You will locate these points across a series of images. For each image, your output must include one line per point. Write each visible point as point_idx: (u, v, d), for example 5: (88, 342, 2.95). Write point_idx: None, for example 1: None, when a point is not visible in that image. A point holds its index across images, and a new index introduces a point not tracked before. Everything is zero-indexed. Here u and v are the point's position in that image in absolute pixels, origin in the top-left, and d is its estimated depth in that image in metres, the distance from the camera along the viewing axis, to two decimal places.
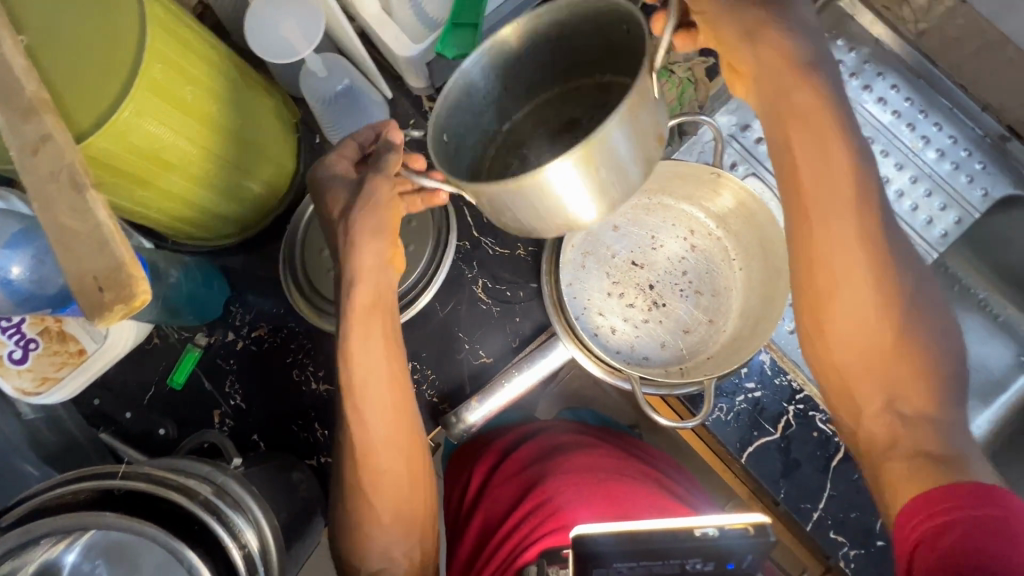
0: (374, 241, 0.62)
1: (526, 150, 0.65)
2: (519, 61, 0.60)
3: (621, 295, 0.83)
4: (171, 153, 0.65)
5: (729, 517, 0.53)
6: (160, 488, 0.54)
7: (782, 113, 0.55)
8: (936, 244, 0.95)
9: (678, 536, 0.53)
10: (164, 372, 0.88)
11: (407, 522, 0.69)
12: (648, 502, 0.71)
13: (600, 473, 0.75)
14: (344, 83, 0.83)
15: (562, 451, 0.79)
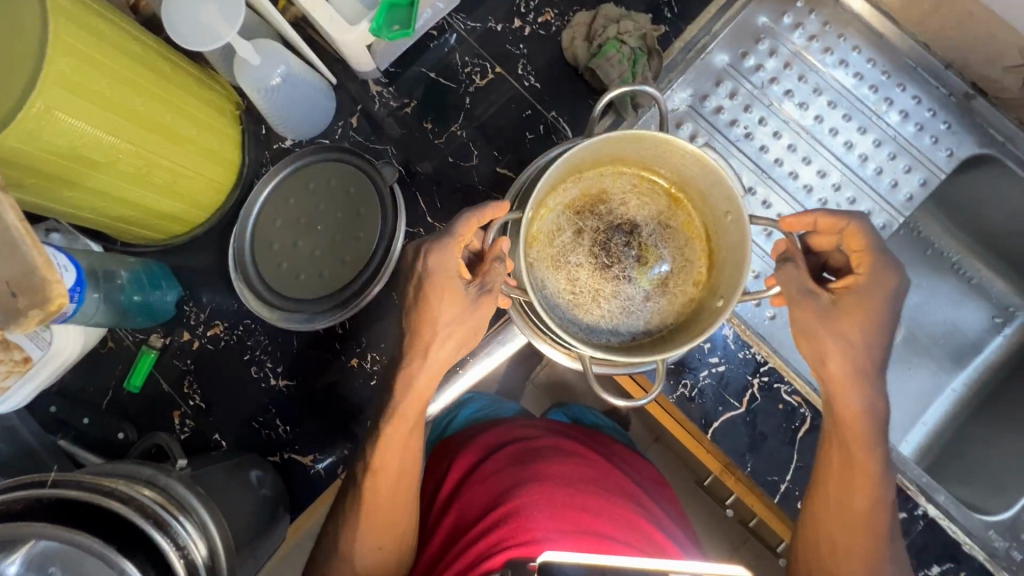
0: (424, 315, 0.67)
1: (582, 222, 0.78)
2: (625, 152, 0.71)
3: (574, 290, 0.77)
4: (95, 152, 0.64)
5: (708, 565, 0.58)
6: (95, 496, 0.52)
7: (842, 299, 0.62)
8: (901, 208, 0.93)
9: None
10: (121, 375, 0.87)
11: (382, 534, 0.70)
12: (620, 518, 0.72)
13: (576, 483, 0.75)
14: (280, 70, 0.78)
15: (541, 456, 0.79)
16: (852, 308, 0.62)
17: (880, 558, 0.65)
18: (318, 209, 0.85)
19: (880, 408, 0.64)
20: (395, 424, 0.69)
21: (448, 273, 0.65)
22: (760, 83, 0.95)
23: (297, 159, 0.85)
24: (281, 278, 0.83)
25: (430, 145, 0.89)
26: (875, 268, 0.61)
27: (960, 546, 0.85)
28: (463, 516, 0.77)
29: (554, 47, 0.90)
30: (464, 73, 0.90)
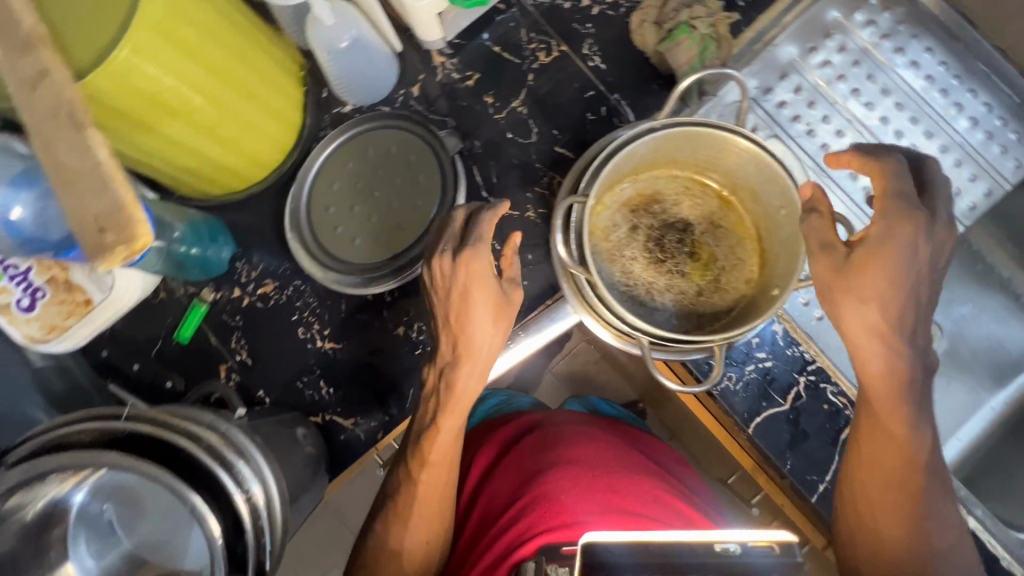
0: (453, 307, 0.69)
1: (638, 220, 0.78)
2: (684, 148, 0.73)
3: (628, 284, 0.76)
4: (174, 99, 0.64)
5: (754, 535, 0.55)
6: (165, 432, 0.54)
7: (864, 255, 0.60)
8: (963, 217, 0.92)
9: (697, 552, 0.54)
10: (170, 326, 0.88)
11: (428, 519, 0.75)
12: (647, 496, 0.76)
13: (601, 465, 0.79)
14: (352, 33, 0.78)
15: (565, 440, 0.83)
16: (870, 258, 0.60)
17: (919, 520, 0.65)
18: (375, 175, 0.86)
19: (902, 372, 0.63)
20: (445, 421, 0.73)
21: (477, 277, 0.68)
22: (826, 80, 0.93)
23: (362, 122, 0.86)
24: (337, 240, 0.84)
25: (489, 119, 0.89)
26: (889, 215, 0.60)
27: (997, 560, 0.82)
28: (495, 501, 0.81)
29: (622, 28, 0.88)
30: (528, 48, 0.89)
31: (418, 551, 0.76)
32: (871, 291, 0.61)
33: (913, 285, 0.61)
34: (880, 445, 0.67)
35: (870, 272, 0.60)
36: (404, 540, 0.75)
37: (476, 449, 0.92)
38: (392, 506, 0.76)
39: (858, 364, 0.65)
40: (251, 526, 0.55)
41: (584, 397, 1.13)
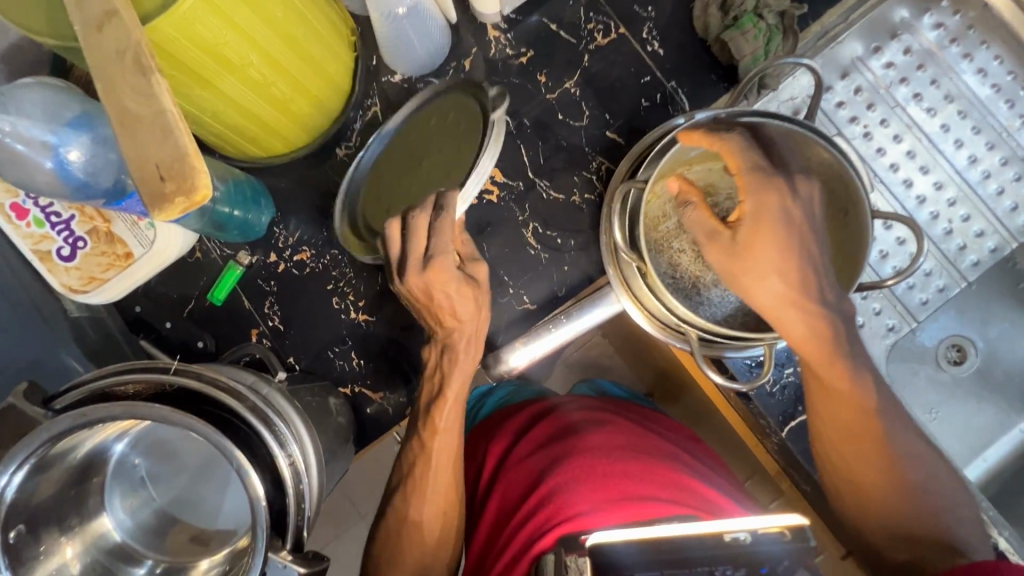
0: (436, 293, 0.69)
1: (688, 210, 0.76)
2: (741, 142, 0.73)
3: (675, 277, 0.74)
4: (235, 53, 0.63)
5: (764, 521, 0.52)
6: (210, 389, 0.54)
7: (752, 236, 0.61)
8: (1018, 233, 0.89)
9: (706, 543, 0.51)
10: (204, 287, 0.87)
11: (444, 505, 0.77)
12: (661, 479, 0.74)
13: (614, 452, 0.78)
14: (406, 3, 0.75)
15: (575, 432, 0.82)
16: (757, 235, 0.60)
17: (889, 462, 0.66)
18: (431, 149, 0.81)
19: (823, 327, 0.62)
20: (450, 397, 0.75)
21: (440, 274, 0.68)
22: (887, 82, 0.90)
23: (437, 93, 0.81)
24: (381, 214, 0.82)
25: (540, 98, 0.87)
26: (753, 181, 0.61)
27: None
28: (510, 494, 0.80)
29: (684, 14, 0.86)
30: (586, 29, 0.87)
31: (436, 529, 0.77)
32: (768, 263, 0.60)
33: (800, 239, 0.61)
34: (826, 400, 0.67)
35: None
36: (423, 519, 0.76)
37: (488, 441, 0.92)
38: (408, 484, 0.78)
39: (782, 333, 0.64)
40: (292, 489, 0.55)
41: (590, 380, 1.11)
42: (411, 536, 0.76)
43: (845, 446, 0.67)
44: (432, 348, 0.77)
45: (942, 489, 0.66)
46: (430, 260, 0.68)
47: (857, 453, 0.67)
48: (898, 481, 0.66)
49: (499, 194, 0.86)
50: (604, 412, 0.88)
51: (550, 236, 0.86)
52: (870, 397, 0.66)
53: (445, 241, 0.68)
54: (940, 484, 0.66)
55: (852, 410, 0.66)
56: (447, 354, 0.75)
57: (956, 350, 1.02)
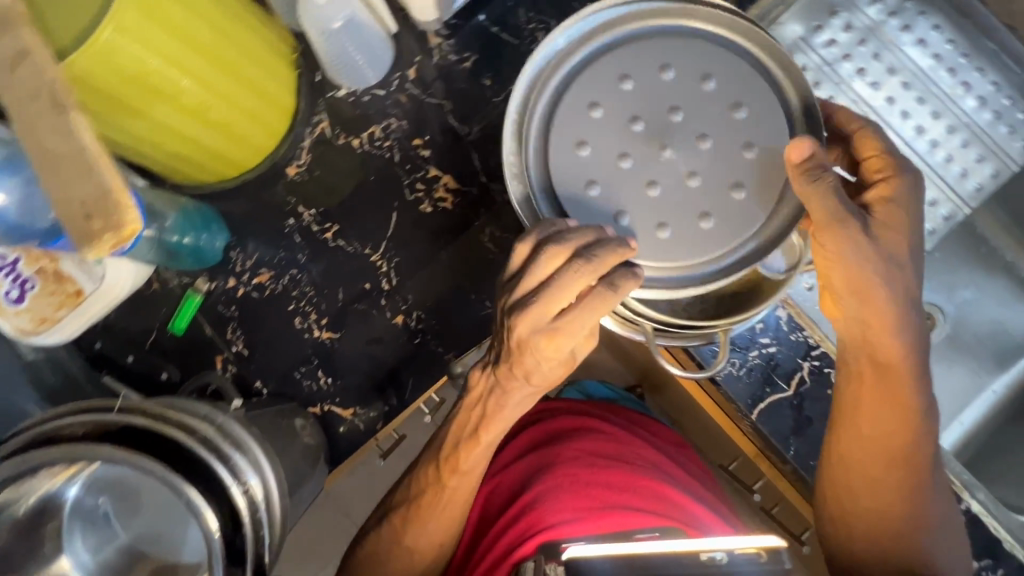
0: (549, 351, 0.58)
1: None
2: None
3: None
4: (163, 82, 0.63)
5: (742, 541, 0.53)
6: (160, 425, 0.54)
7: (894, 221, 0.61)
8: (969, 198, 0.91)
9: (681, 561, 0.52)
10: (165, 317, 0.86)
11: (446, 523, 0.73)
12: (638, 488, 0.77)
13: (594, 460, 0.80)
14: (345, 14, 0.76)
15: (561, 440, 0.85)
16: (890, 221, 0.61)
17: (915, 494, 0.67)
18: (659, 82, 0.61)
19: (875, 325, 0.63)
20: (483, 440, 0.67)
21: (552, 346, 0.57)
22: (832, 59, 0.91)
23: (742, 35, 0.61)
24: (568, 134, 0.61)
25: (487, 103, 0.87)
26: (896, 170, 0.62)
27: (1000, 543, 0.81)
28: (497, 498, 0.84)
29: None
30: (527, 29, 0.87)
31: (440, 539, 0.73)
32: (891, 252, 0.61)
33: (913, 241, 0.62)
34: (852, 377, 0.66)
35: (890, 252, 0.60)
36: (427, 525, 0.72)
37: None
38: (416, 484, 0.74)
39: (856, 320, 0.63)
40: (249, 519, 0.55)
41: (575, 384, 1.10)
42: (411, 538, 0.73)
43: (870, 462, 0.68)
44: (483, 375, 0.65)
45: (947, 537, 0.68)
46: (552, 325, 0.56)
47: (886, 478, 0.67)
48: (918, 517, 0.67)
49: (454, 201, 0.87)
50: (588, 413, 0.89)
51: (508, 239, 0.87)
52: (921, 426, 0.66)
53: (587, 321, 0.55)
54: (947, 534, 0.68)
55: (901, 434, 0.66)
56: (496, 395, 0.64)
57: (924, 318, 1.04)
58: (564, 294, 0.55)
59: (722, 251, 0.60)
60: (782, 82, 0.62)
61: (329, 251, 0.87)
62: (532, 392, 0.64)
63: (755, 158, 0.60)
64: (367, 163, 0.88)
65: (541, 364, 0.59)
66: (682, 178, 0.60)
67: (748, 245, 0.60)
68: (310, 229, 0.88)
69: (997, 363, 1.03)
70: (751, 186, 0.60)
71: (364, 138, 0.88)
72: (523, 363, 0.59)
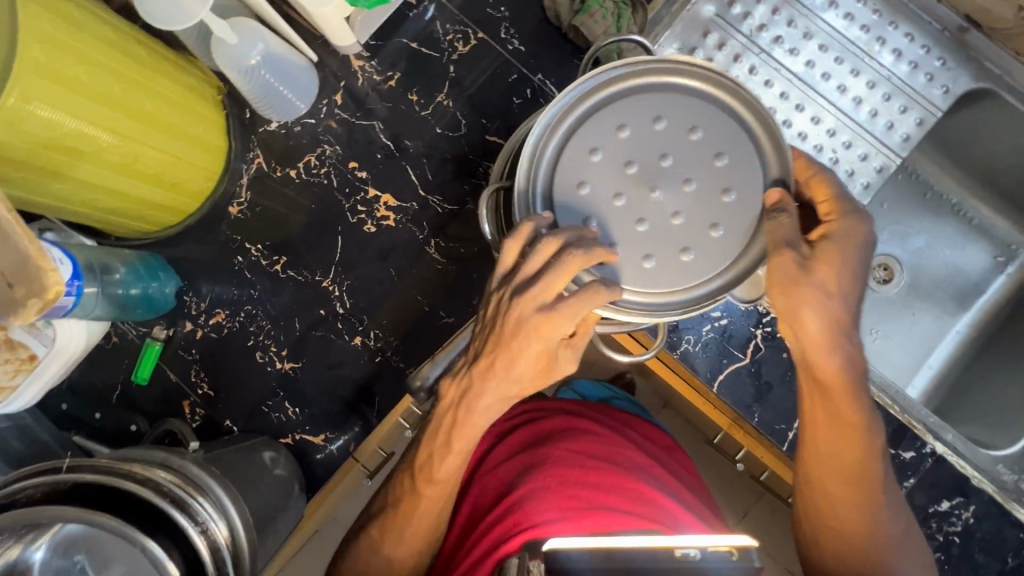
0: (532, 348, 0.56)
1: None
2: None
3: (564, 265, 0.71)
4: (81, 141, 0.64)
5: (713, 539, 0.52)
6: (113, 478, 0.54)
7: (829, 254, 0.58)
8: (898, 149, 0.93)
9: (657, 556, 0.51)
10: (127, 370, 0.87)
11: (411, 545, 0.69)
12: (630, 491, 0.66)
13: (586, 461, 0.69)
14: (258, 49, 0.77)
15: (549, 436, 0.74)
16: (829, 256, 0.57)
17: (875, 513, 0.63)
18: (653, 133, 0.58)
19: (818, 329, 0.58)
20: (455, 447, 0.65)
21: (548, 334, 0.55)
22: (750, 32, 0.93)
23: (737, 97, 0.58)
24: (566, 175, 0.59)
25: (417, 117, 0.89)
26: (846, 212, 0.59)
27: (968, 479, 0.83)
28: (479, 501, 0.73)
29: (536, 8, 0.89)
30: (446, 40, 0.89)
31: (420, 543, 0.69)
32: (828, 281, 0.57)
33: (859, 276, 0.59)
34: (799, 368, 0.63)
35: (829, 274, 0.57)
36: (410, 525, 0.68)
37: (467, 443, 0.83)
38: (396, 487, 0.70)
39: (794, 316, 0.58)
40: (212, 560, 0.56)
41: (569, 380, 1.01)
42: (390, 541, 0.69)
43: (839, 463, 0.63)
44: (450, 383, 0.63)
45: (912, 555, 0.64)
46: (552, 305, 0.54)
47: (850, 497, 0.63)
48: (878, 534, 0.63)
49: (396, 218, 0.89)
50: (583, 413, 0.78)
51: (453, 247, 0.89)
52: (871, 441, 0.62)
53: (579, 314, 0.53)
54: (908, 554, 0.64)
55: (852, 452, 0.62)
56: (466, 400, 0.62)
57: (882, 270, 1.06)
58: (556, 282, 0.53)
59: (707, 278, 0.58)
60: (762, 140, 0.58)
61: (280, 283, 0.89)
62: (509, 394, 0.61)
63: (734, 202, 0.58)
64: (307, 192, 0.90)
65: (527, 353, 0.57)
66: (668, 218, 0.58)
67: (726, 274, 0.58)
68: (260, 264, 0.89)
69: (957, 304, 1.04)
70: (731, 225, 0.58)
71: (301, 168, 0.90)
72: (509, 350, 0.58)
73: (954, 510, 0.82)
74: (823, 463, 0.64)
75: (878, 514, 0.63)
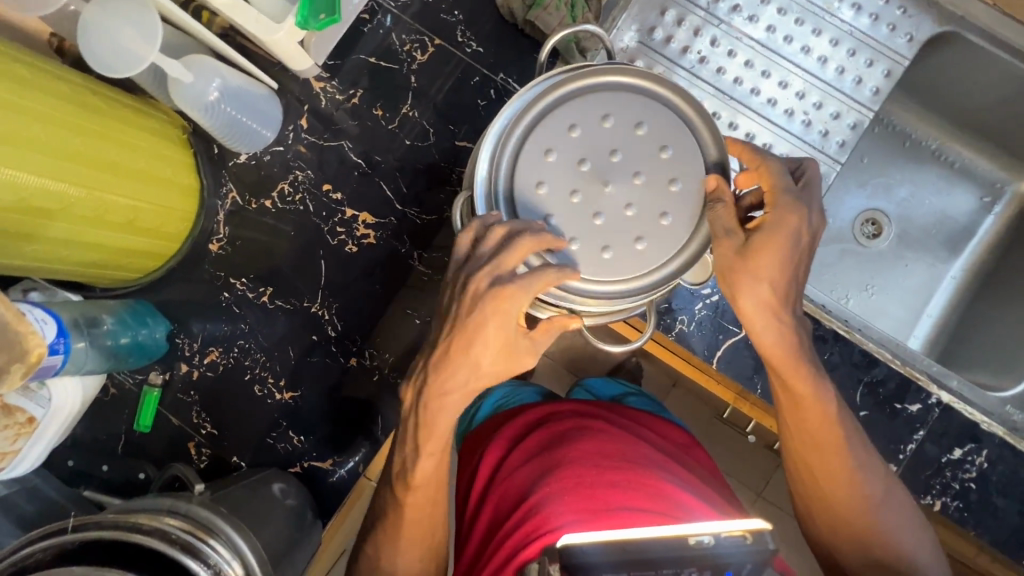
0: (487, 330, 0.56)
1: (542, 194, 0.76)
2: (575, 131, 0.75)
3: None
4: (48, 199, 0.63)
5: (725, 524, 0.51)
6: (124, 532, 0.55)
7: (764, 239, 0.58)
8: (869, 103, 0.93)
9: (670, 545, 0.49)
10: (129, 419, 0.87)
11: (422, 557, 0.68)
12: (649, 488, 0.64)
13: (602, 461, 0.67)
14: (215, 84, 0.76)
15: (563, 438, 0.72)
16: (765, 245, 0.57)
17: (859, 480, 0.63)
18: (601, 131, 0.61)
19: (756, 305, 0.60)
20: (428, 449, 0.64)
21: (508, 317, 0.56)
22: (708, 4, 0.93)
23: (671, 92, 0.61)
24: (524, 177, 0.60)
25: (384, 131, 0.89)
26: (783, 203, 0.58)
27: (977, 425, 0.82)
28: (496, 512, 0.70)
29: (490, 8, 0.89)
30: (403, 51, 0.89)
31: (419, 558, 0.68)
32: (763, 267, 0.58)
33: (795, 261, 0.59)
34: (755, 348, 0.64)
35: (771, 259, 0.58)
36: (403, 539, 0.68)
37: (478, 453, 0.80)
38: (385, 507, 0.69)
39: (733, 296, 0.61)
40: None
41: (582, 379, 0.97)
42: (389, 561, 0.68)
43: (811, 433, 0.63)
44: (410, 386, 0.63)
45: (908, 520, 0.63)
46: (507, 279, 0.55)
47: (830, 466, 0.63)
48: (861, 501, 0.63)
49: (376, 235, 0.89)
50: (596, 415, 0.76)
51: (436, 257, 0.90)
52: (828, 407, 0.63)
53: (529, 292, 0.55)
54: (897, 513, 0.63)
55: (817, 421, 0.63)
56: (428, 399, 0.61)
57: (870, 225, 1.05)
58: (503, 261, 0.55)
59: (660, 264, 0.60)
60: (699, 126, 0.61)
61: (269, 314, 0.89)
62: (472, 387, 0.60)
63: (682, 190, 0.60)
64: (285, 220, 0.89)
65: (484, 333, 0.57)
66: (622, 210, 0.60)
67: (678, 258, 0.60)
68: (246, 297, 0.89)
69: (948, 250, 1.04)
70: (679, 212, 0.60)
71: (276, 197, 0.89)
72: (465, 332, 0.57)
73: (967, 457, 0.82)
74: (808, 436, 0.64)
75: (862, 482, 0.63)
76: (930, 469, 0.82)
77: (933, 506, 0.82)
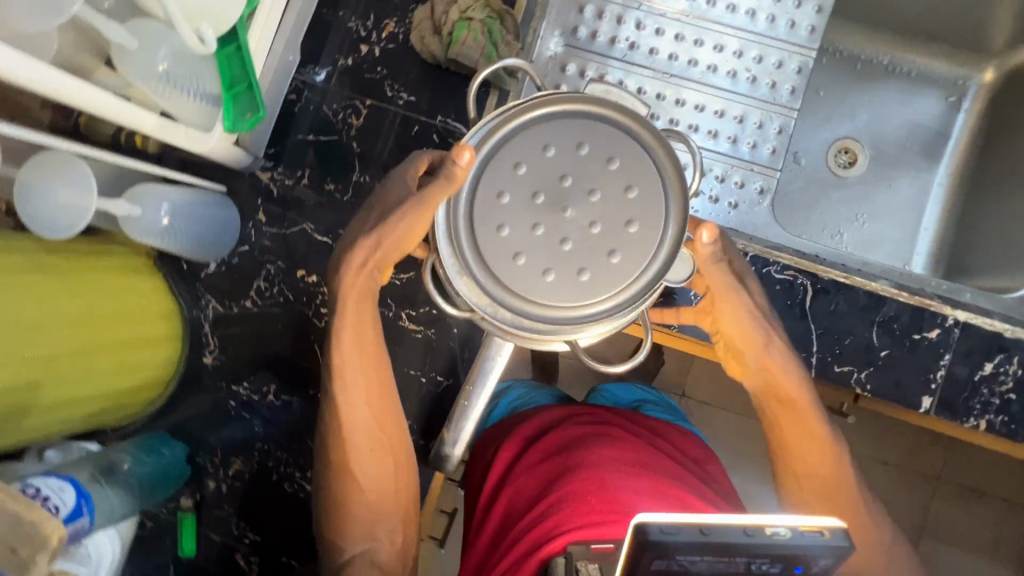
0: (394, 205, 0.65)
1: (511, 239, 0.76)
2: None
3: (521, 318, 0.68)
4: (24, 372, 0.62)
5: (798, 515, 0.46)
6: None
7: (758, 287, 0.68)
8: (808, 43, 0.91)
9: (746, 531, 0.44)
10: (173, 547, 0.88)
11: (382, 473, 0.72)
12: (671, 496, 0.64)
13: (625, 466, 0.67)
14: (164, 207, 0.76)
15: (581, 443, 0.70)
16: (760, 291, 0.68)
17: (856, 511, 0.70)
18: (547, 160, 0.60)
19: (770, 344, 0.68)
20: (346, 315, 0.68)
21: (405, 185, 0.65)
22: None
23: (603, 106, 0.61)
24: (483, 225, 0.59)
25: (341, 203, 0.88)
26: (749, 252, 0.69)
27: (1002, 334, 0.80)
28: (510, 510, 0.69)
29: (411, 54, 0.88)
30: (339, 119, 0.88)
31: (375, 495, 0.72)
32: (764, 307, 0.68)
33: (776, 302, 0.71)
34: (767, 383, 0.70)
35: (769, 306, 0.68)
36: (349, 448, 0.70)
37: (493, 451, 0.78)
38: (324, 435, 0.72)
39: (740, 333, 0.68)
40: None
41: (598, 385, 0.96)
42: (351, 502, 0.72)
43: (819, 464, 0.70)
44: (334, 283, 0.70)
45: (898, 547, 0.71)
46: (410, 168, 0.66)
47: (835, 505, 0.69)
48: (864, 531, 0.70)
49: None
50: (613, 423, 0.75)
51: (423, 311, 0.89)
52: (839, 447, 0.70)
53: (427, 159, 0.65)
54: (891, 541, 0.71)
55: (826, 462, 0.69)
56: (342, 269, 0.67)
57: (844, 155, 1.03)
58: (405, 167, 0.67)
59: (640, 271, 0.59)
60: (640, 132, 0.61)
61: (279, 410, 0.89)
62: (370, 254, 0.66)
63: (638, 196, 0.59)
64: (269, 315, 0.89)
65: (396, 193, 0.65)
66: (587, 230, 0.59)
67: (657, 262, 0.59)
68: (252, 399, 0.89)
69: (927, 159, 1.02)
70: (644, 217, 0.59)
71: (254, 296, 0.89)
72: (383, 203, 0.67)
73: (1000, 369, 0.80)
74: (816, 466, 0.69)
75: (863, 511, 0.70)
76: (966, 390, 0.80)
77: (978, 426, 0.81)
